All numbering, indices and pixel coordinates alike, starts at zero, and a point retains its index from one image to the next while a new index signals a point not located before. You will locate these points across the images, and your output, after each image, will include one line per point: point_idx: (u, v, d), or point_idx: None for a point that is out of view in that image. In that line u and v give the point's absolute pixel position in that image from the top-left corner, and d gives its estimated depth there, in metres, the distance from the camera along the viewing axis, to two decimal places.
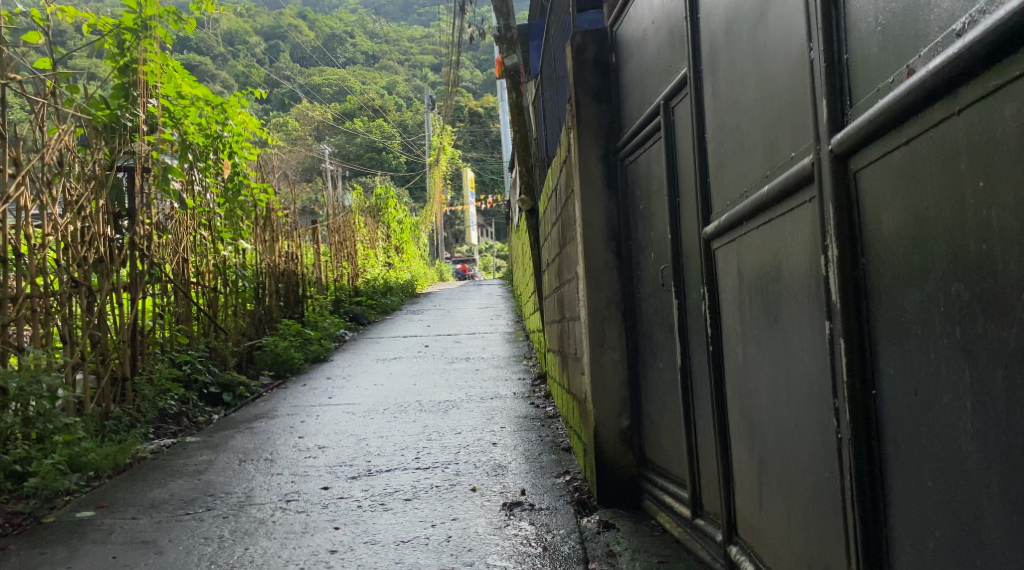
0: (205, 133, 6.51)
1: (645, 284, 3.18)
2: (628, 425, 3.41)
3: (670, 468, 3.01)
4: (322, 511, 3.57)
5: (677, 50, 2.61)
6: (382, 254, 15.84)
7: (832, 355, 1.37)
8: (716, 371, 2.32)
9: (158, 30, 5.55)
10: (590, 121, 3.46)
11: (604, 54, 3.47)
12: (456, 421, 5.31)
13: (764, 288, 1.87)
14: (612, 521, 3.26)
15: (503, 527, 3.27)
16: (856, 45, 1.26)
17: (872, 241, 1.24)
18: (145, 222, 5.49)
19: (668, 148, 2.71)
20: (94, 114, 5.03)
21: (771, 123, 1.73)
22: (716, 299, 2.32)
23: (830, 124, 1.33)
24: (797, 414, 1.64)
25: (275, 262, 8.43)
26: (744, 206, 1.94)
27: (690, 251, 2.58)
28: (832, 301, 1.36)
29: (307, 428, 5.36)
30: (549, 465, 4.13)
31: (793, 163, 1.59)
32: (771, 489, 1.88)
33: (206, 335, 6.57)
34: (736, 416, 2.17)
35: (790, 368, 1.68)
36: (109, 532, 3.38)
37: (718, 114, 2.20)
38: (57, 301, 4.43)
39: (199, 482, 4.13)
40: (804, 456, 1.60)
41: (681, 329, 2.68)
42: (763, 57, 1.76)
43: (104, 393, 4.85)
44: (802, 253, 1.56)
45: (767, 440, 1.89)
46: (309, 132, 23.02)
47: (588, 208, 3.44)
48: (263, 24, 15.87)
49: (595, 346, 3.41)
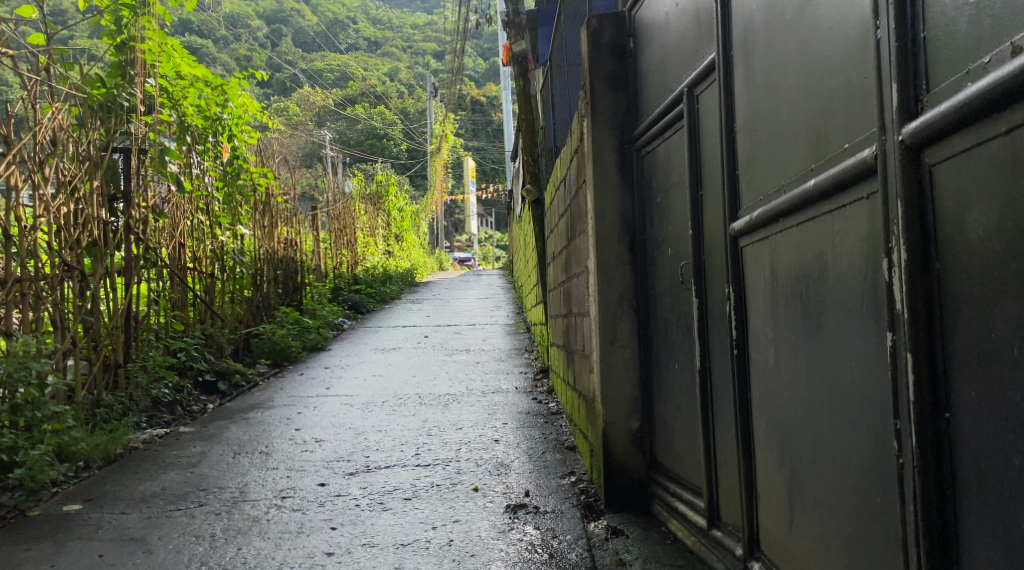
0: (203, 114, 6.34)
1: (661, 281, 3.03)
2: (638, 427, 3.26)
3: (684, 475, 2.87)
4: (318, 510, 3.43)
5: (704, 33, 2.46)
6: (381, 243, 15.65)
7: (895, 370, 1.24)
8: (741, 377, 2.18)
9: (157, 7, 5.38)
10: (605, 109, 3.31)
11: (621, 39, 3.31)
12: (458, 416, 5.17)
13: (802, 290, 1.73)
14: (621, 526, 3.13)
15: (506, 531, 3.14)
16: (938, 23, 1.13)
17: (951, 246, 1.11)
18: (141, 206, 5.34)
19: (691, 138, 2.56)
20: (90, 93, 4.80)
21: (819, 110, 1.59)
22: (743, 299, 2.17)
23: (900, 111, 1.20)
24: (842, 431, 1.51)
25: (275, 248, 8.27)
26: (781, 202, 1.80)
27: (713, 247, 2.43)
28: (897, 311, 1.22)
29: (303, 420, 5.22)
30: (554, 465, 4.00)
31: (846, 156, 1.46)
32: (806, 508, 1.75)
33: (202, 322, 6.44)
34: (764, 427, 2.04)
35: (835, 381, 1.55)
36: (96, 528, 3.24)
37: (751, 101, 2.06)
38: (48, 286, 4.28)
39: (192, 475, 3.99)
40: (852, 478, 1.47)
41: (701, 330, 2.53)
42: (811, 41, 1.62)
43: (96, 380, 4.72)
44: (857, 256, 1.42)
45: (802, 456, 1.75)
46: (312, 119, 22.79)
47: (600, 200, 3.29)
48: (264, 6, 15.64)
49: (606, 344, 3.27)
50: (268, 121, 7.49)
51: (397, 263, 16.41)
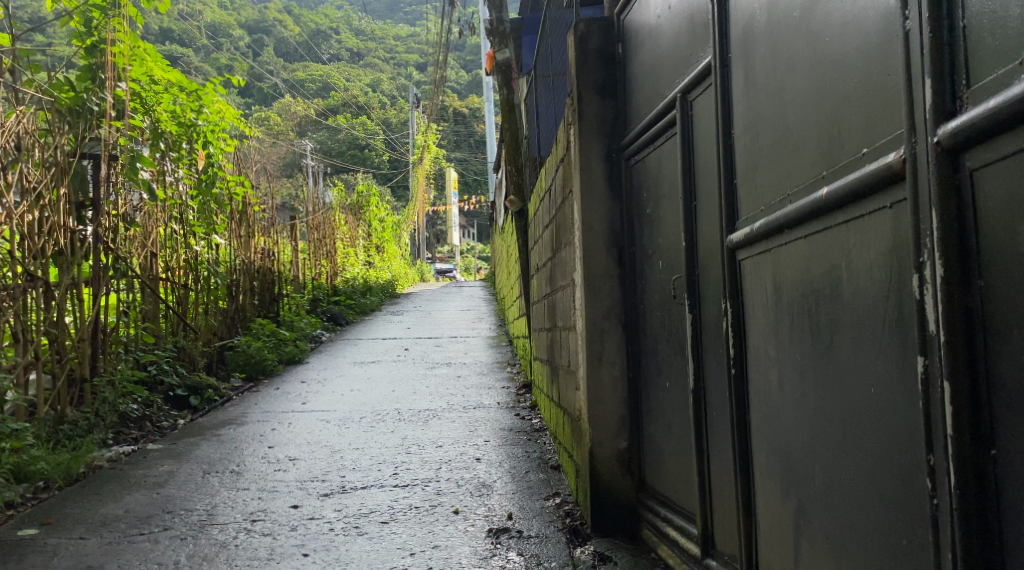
0: (178, 121, 6.20)
1: (651, 296, 2.89)
2: (626, 447, 3.11)
3: (674, 498, 2.72)
4: (290, 534, 3.26)
5: (699, 35, 2.33)
6: (361, 253, 15.48)
7: (927, 399, 1.13)
8: (739, 399, 2.03)
9: (128, 8, 5.23)
10: (592, 117, 3.18)
11: (609, 44, 3.19)
12: (437, 433, 5.01)
13: (809, 307, 1.60)
14: (609, 553, 2.98)
15: (489, 558, 2.98)
16: (985, 15, 1.02)
17: (999, 260, 1.01)
18: (111, 214, 5.15)
19: (685, 145, 2.42)
20: (58, 96, 4.65)
21: (831, 112, 1.47)
22: (741, 315, 2.03)
23: (935, 111, 1.10)
24: (861, 463, 1.39)
25: (251, 259, 8.06)
26: (784, 211, 1.68)
27: (707, 260, 2.29)
28: (930, 335, 1.12)
29: (277, 437, 5.03)
30: (538, 486, 3.84)
31: (864, 162, 1.34)
32: (813, 545, 1.62)
33: (175, 334, 6.26)
34: (763, 454, 1.91)
35: (851, 408, 1.42)
36: (52, 555, 3.05)
37: (749, 105, 1.94)
38: (10, 296, 4.12)
39: (158, 496, 3.80)
40: (874, 514, 1.36)
41: (694, 346, 2.38)
42: (822, 38, 1.50)
43: (60, 394, 4.55)
44: (879, 272, 1.31)
45: (808, 487, 1.62)
46: (293, 128, 22.59)
47: (588, 211, 3.15)
48: (244, 15, 15.59)
49: (593, 360, 3.12)
50: (246, 129, 7.31)
51: (377, 274, 16.17)
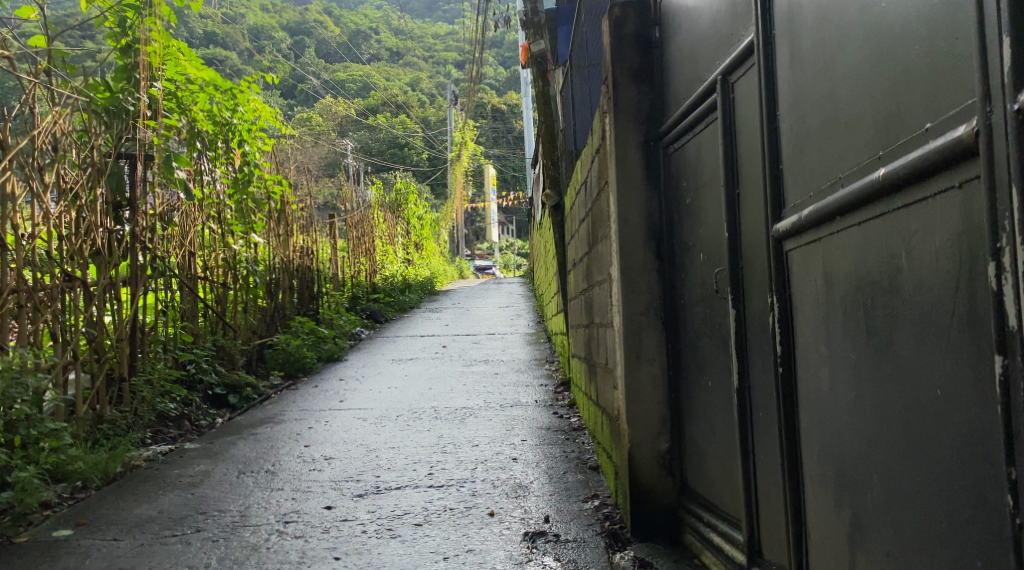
0: (214, 120, 6.22)
1: (692, 290, 2.76)
2: (667, 449, 2.99)
3: (718, 503, 2.59)
4: (323, 537, 3.19)
5: (740, 14, 2.19)
6: (401, 251, 15.45)
7: (1007, 404, 1.02)
8: (787, 399, 1.90)
9: (162, 7, 5.18)
10: (629, 105, 3.04)
11: (646, 29, 3.05)
12: (474, 432, 4.91)
13: (866, 301, 1.47)
14: (649, 558, 2.86)
15: (524, 563, 2.87)
16: None
17: None
18: (148, 214, 5.12)
19: (726, 131, 2.28)
20: (93, 97, 4.65)
21: (890, 85, 1.34)
22: (789, 310, 1.90)
23: (1014, 75, 0.99)
24: (927, 473, 1.26)
25: (290, 258, 8.05)
26: (837, 196, 1.55)
27: (751, 253, 2.15)
28: (1014, 331, 1.00)
29: (314, 436, 4.98)
30: (576, 487, 3.73)
31: (927, 139, 1.21)
32: (870, 559, 1.49)
33: (214, 333, 6.25)
34: (813, 458, 1.78)
35: (913, 410, 1.30)
36: (84, 557, 3.01)
37: (794, 82, 1.81)
38: (48, 297, 4.10)
39: (192, 497, 3.76)
40: (942, 531, 1.23)
41: (738, 343, 2.25)
42: (878, 5, 1.37)
43: (99, 394, 4.52)
44: (946, 260, 1.18)
45: (865, 497, 1.50)
46: (335, 128, 22.68)
47: (625, 204, 3.02)
48: (287, 17, 15.74)
49: (631, 358, 3.00)
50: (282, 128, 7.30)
51: (417, 271, 16.15)
